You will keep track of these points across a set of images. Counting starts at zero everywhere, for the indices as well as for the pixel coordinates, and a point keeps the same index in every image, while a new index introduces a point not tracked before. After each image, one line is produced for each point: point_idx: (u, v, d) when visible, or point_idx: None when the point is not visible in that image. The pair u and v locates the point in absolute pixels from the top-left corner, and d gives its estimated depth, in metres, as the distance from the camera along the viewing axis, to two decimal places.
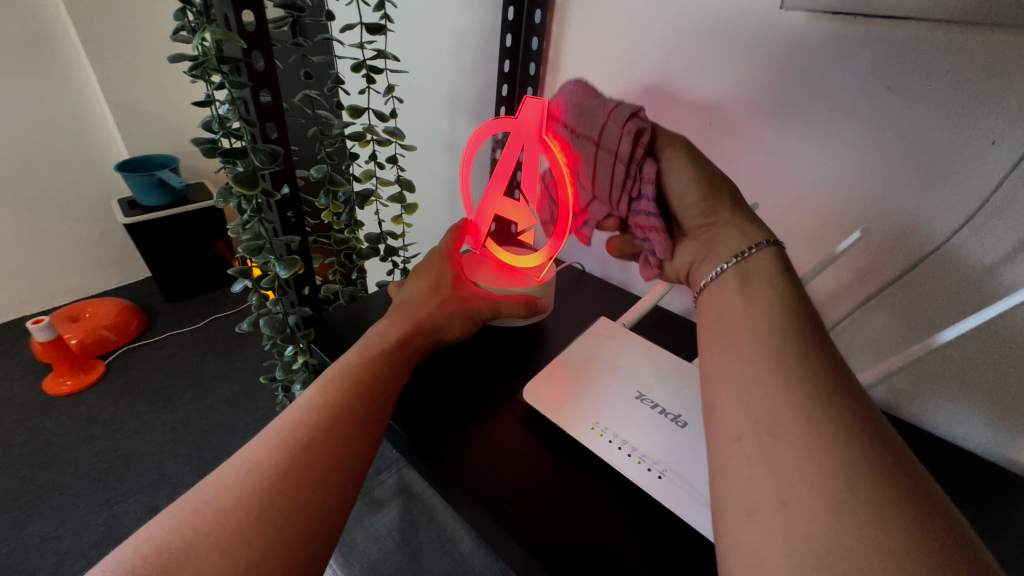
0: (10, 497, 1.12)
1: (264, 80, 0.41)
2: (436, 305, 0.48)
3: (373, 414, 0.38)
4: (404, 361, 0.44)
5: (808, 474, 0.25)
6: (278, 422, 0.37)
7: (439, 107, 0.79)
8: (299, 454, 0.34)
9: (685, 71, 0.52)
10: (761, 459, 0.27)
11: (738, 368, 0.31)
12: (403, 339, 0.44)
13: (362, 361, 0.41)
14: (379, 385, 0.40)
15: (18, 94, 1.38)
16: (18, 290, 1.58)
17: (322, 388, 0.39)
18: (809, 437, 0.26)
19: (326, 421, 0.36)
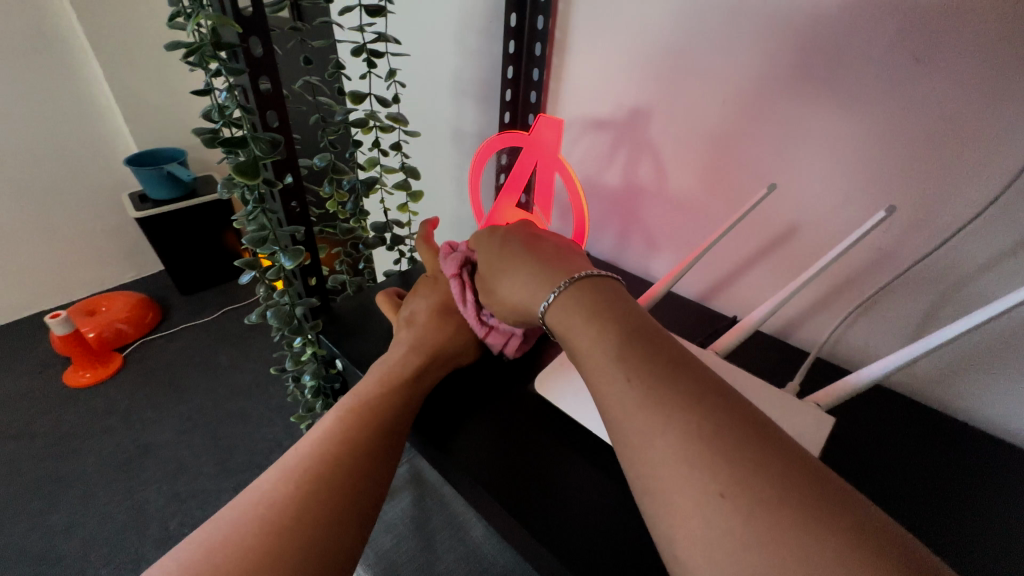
0: (34, 486, 1.15)
1: (262, 67, 0.40)
2: (453, 329, 0.47)
3: (389, 443, 0.38)
4: (421, 393, 0.43)
5: (713, 491, 0.23)
6: (294, 455, 0.36)
7: (443, 91, 0.78)
8: (318, 488, 0.33)
9: (698, 44, 0.50)
10: (684, 485, 0.23)
11: (614, 403, 0.28)
12: (419, 369, 0.44)
13: (380, 391, 0.41)
14: (397, 418, 0.40)
15: (26, 89, 1.38)
16: (36, 284, 1.61)
17: (340, 418, 0.38)
18: (710, 452, 0.24)
19: (343, 455, 0.36)
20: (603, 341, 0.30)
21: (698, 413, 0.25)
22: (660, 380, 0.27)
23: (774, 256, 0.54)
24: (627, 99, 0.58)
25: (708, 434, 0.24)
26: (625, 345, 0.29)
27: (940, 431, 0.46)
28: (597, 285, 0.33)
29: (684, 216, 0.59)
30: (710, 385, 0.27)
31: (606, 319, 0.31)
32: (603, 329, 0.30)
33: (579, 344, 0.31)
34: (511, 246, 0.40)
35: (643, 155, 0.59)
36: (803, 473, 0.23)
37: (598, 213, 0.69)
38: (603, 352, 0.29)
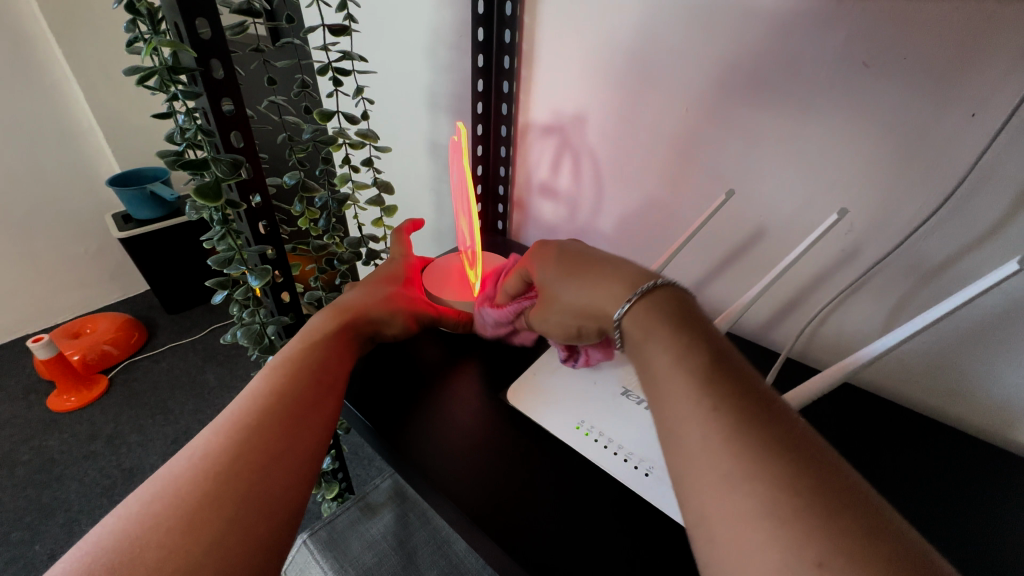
0: (16, 515, 1.13)
1: (224, 88, 0.40)
2: (381, 298, 0.49)
3: (321, 392, 0.39)
4: (348, 347, 0.44)
5: (777, 469, 0.24)
6: (225, 412, 0.36)
7: (418, 106, 0.79)
8: (252, 437, 0.34)
9: (660, 52, 0.51)
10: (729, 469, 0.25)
11: (678, 404, 0.29)
12: (345, 328, 0.45)
13: (302, 345, 0.41)
14: (325, 371, 0.40)
15: (5, 114, 1.38)
16: (19, 309, 1.59)
17: (267, 376, 0.38)
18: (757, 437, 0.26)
19: (266, 407, 0.36)
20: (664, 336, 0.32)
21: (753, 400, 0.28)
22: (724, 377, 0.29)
23: (742, 261, 0.55)
24: (593, 105, 0.58)
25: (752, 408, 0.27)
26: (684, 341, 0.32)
27: (909, 429, 0.47)
28: (675, 300, 0.35)
29: (664, 206, 0.58)
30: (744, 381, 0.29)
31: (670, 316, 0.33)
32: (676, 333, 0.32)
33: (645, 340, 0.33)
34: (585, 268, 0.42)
35: (608, 163, 0.61)
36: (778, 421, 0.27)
37: (565, 218, 0.70)
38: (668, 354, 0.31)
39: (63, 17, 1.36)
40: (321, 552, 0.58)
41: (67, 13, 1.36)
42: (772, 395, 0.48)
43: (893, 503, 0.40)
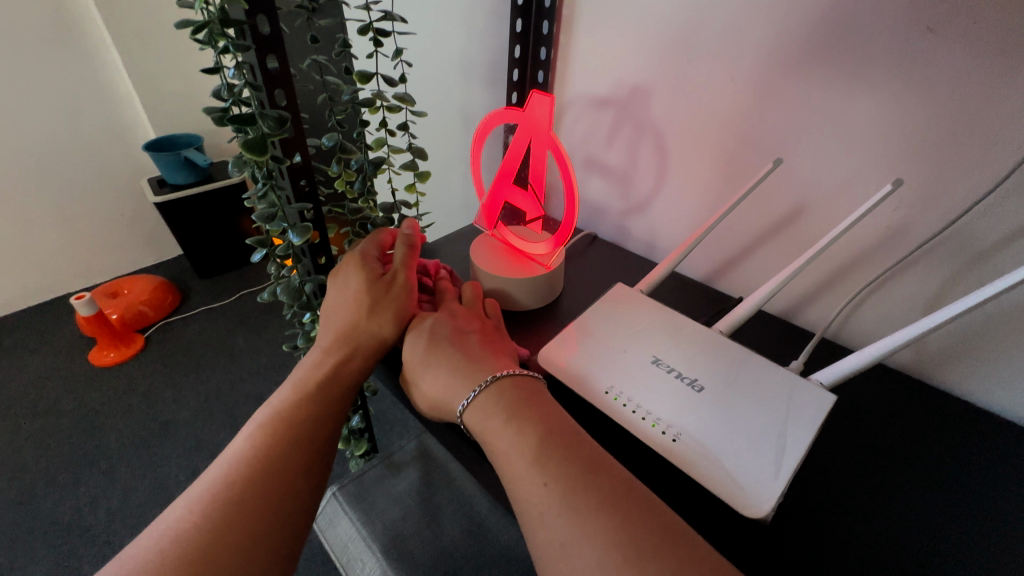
0: (62, 460, 1.21)
1: (270, 45, 0.40)
2: (365, 318, 0.46)
3: (301, 457, 0.40)
4: (339, 392, 0.44)
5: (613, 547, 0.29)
6: (207, 476, 0.39)
7: (451, 73, 0.78)
8: (228, 511, 0.36)
9: (707, 17, 0.49)
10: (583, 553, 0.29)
11: (532, 497, 0.32)
12: (337, 370, 0.44)
13: (293, 401, 0.42)
14: (310, 429, 0.41)
15: (49, 76, 1.42)
16: (61, 268, 1.66)
17: (250, 439, 0.40)
18: (601, 508, 0.31)
19: (259, 469, 0.38)
20: (501, 422, 0.36)
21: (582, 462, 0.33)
22: (555, 457, 0.33)
23: (781, 237, 0.54)
24: (639, 72, 0.56)
25: (580, 478, 0.32)
26: (533, 431, 0.35)
27: (945, 416, 0.46)
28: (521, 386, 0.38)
29: (712, 182, 0.56)
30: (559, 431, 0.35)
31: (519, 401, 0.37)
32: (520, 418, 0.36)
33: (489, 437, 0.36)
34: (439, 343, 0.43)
35: (660, 137, 0.58)
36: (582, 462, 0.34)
37: (608, 192, 0.68)
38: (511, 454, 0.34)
39: None
40: (349, 504, 0.61)
41: None
42: (804, 372, 0.47)
43: (921, 483, 0.40)
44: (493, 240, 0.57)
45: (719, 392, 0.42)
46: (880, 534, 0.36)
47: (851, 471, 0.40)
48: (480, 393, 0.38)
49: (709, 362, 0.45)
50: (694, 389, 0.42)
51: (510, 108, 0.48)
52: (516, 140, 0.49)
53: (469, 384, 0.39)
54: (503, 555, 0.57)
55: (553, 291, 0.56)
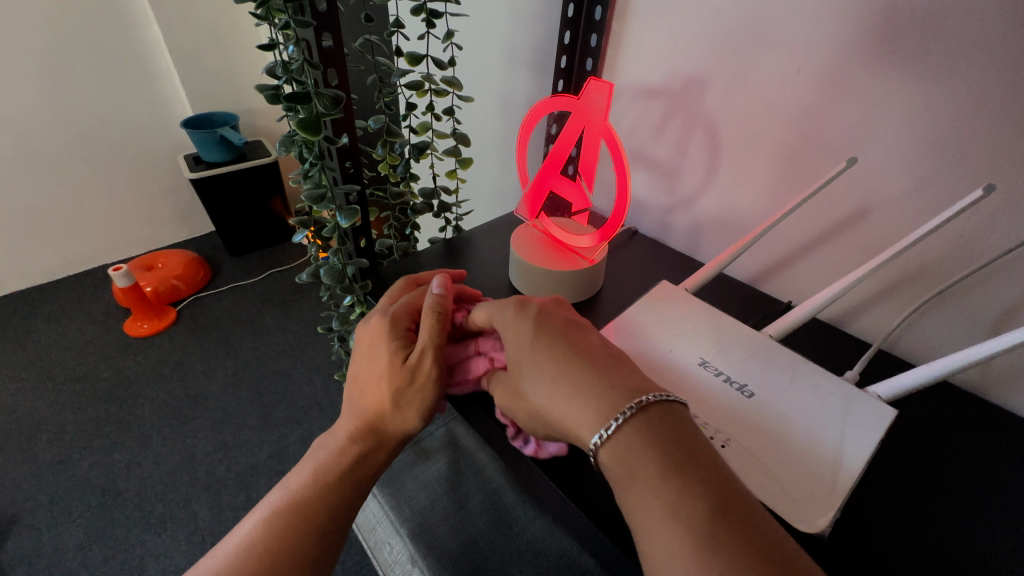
0: (98, 424, 1.25)
1: (326, 23, 0.40)
2: (392, 406, 0.42)
3: (312, 549, 0.40)
4: (360, 480, 0.43)
5: (706, 518, 0.28)
6: (219, 552, 0.39)
7: (495, 57, 0.76)
8: None
9: (774, 7, 0.47)
10: (676, 521, 0.28)
11: (630, 467, 0.31)
12: (358, 458, 0.42)
13: (311, 485, 0.41)
14: (326, 521, 0.40)
15: (94, 51, 1.45)
16: (100, 239, 1.71)
17: (261, 523, 0.40)
18: (698, 481, 0.29)
19: (266, 564, 0.38)
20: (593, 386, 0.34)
21: (683, 438, 0.31)
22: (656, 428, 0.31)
23: (839, 241, 0.51)
24: (697, 64, 0.54)
25: (682, 453, 0.30)
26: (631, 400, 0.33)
27: (1012, 440, 0.43)
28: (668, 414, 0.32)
29: (771, 182, 0.54)
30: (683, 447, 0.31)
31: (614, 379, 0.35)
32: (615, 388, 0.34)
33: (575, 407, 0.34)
34: (544, 341, 0.38)
35: (716, 133, 0.56)
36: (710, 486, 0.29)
37: (654, 187, 0.66)
38: (592, 412, 0.33)
39: None
40: (379, 487, 0.61)
41: None
42: (860, 384, 0.45)
43: (986, 509, 0.38)
44: (534, 231, 0.56)
45: (771, 400, 0.40)
46: (942, 560, 0.34)
47: (911, 492, 0.38)
48: (623, 422, 0.32)
49: (761, 368, 0.43)
50: (744, 394, 0.41)
51: (563, 95, 0.47)
52: (569, 129, 0.47)
53: (585, 410, 0.34)
54: (529, 548, 0.57)
55: (595, 286, 0.55)
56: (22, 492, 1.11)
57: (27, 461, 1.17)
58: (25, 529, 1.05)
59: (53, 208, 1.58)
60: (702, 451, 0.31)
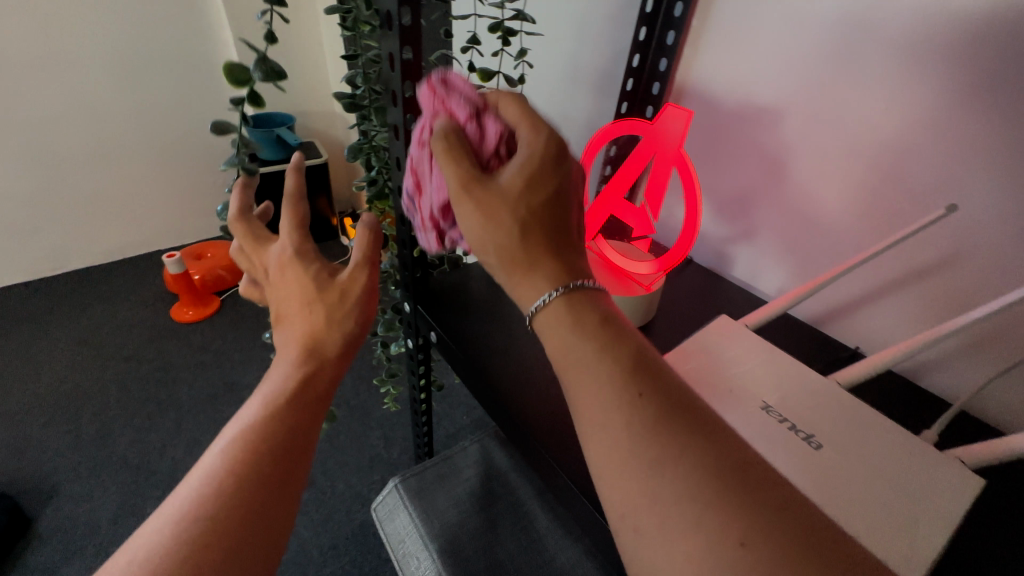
0: (138, 404, 1.30)
1: (409, 37, 0.40)
2: (323, 319, 0.43)
3: (283, 467, 0.36)
4: (316, 398, 0.41)
5: (684, 494, 0.25)
6: (177, 494, 0.34)
7: (558, 75, 0.76)
8: (200, 535, 0.31)
9: (867, 44, 0.45)
10: (651, 496, 0.25)
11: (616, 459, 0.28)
12: (307, 377, 0.41)
13: (265, 414, 0.38)
14: (290, 438, 0.38)
15: (169, 49, 1.53)
16: (157, 225, 1.80)
17: (223, 451, 0.36)
18: (683, 454, 0.26)
19: (241, 488, 0.34)
20: (569, 328, 0.31)
21: (667, 405, 0.28)
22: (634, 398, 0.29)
23: (917, 290, 0.48)
24: (775, 96, 0.53)
25: (669, 420, 0.27)
26: (608, 356, 0.29)
27: None
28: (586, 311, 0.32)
29: (847, 223, 0.51)
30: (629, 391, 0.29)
31: (593, 319, 0.31)
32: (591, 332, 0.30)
33: (554, 346, 0.31)
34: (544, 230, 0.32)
35: (790, 166, 0.54)
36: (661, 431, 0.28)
37: (714, 216, 0.64)
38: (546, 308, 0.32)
39: None
40: (410, 498, 0.61)
41: None
42: (937, 445, 0.42)
43: None
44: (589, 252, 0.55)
45: (842, 454, 0.37)
46: None
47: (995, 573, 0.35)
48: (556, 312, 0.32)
49: (828, 418, 0.40)
50: (812, 445, 0.38)
51: (636, 118, 0.47)
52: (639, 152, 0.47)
53: (552, 266, 0.32)
54: None
55: (648, 315, 0.53)
56: (63, 463, 1.16)
57: (71, 433, 1.22)
58: (62, 499, 1.09)
59: (117, 192, 1.67)
60: (692, 421, 0.27)
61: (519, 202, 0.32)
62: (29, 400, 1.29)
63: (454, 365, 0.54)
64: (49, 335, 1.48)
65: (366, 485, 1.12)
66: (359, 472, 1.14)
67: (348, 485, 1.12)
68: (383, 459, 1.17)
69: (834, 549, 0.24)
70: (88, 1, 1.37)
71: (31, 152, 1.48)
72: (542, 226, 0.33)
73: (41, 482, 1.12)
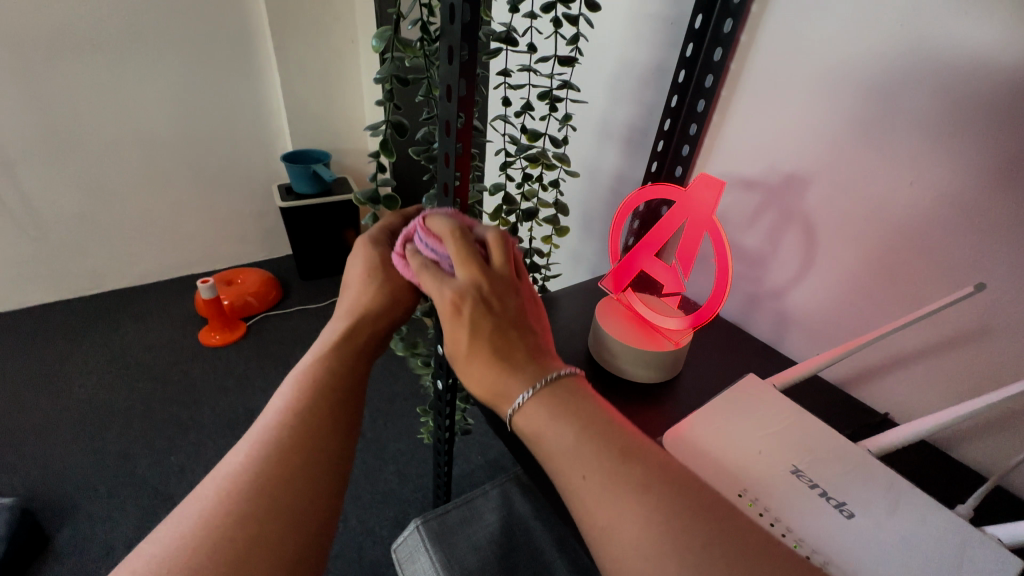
0: (161, 425, 1.32)
1: (464, 104, 0.44)
2: (374, 289, 0.49)
3: (333, 405, 0.41)
4: (358, 353, 0.46)
5: (658, 524, 0.29)
6: (251, 430, 0.40)
7: (591, 132, 0.81)
8: (269, 464, 0.37)
9: (888, 127, 0.48)
10: (635, 528, 0.29)
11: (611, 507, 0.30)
12: (351, 333, 0.46)
13: (317, 360, 0.44)
14: (337, 382, 0.43)
15: (220, 89, 1.65)
16: (192, 250, 1.87)
17: (287, 390, 0.42)
18: (650, 488, 0.30)
19: (304, 423, 0.40)
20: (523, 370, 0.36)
21: (623, 441, 0.33)
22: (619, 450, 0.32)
23: (945, 357, 0.49)
24: (799, 168, 0.56)
25: (631, 456, 0.32)
26: (572, 418, 0.34)
27: None
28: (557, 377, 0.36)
29: (874, 290, 0.52)
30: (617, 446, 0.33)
31: (555, 386, 0.35)
32: (553, 399, 0.35)
33: (534, 425, 0.35)
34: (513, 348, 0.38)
35: (815, 233, 0.56)
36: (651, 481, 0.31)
37: (740, 274, 0.66)
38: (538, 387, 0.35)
39: (279, 16, 1.57)
40: (431, 541, 0.60)
41: (282, 14, 1.57)
42: (973, 521, 0.41)
43: None
44: (619, 305, 0.57)
45: (875, 525, 0.37)
46: None
47: None
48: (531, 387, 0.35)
49: (858, 486, 0.40)
50: (844, 514, 0.38)
51: (670, 185, 0.50)
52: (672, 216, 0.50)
53: (520, 386, 0.35)
54: None
55: (675, 369, 0.54)
56: (85, 480, 1.18)
57: (95, 450, 1.24)
58: (81, 518, 1.10)
59: (159, 218, 1.75)
60: (645, 453, 0.32)
61: (465, 334, 0.38)
62: (58, 416, 1.33)
63: (484, 409, 0.55)
64: (82, 352, 1.53)
65: (378, 522, 1.11)
66: (372, 508, 1.14)
67: (360, 520, 1.11)
68: (396, 496, 1.16)
69: (748, 530, 0.29)
70: (153, 46, 1.49)
71: (86, 178, 1.58)
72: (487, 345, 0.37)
73: (62, 498, 1.14)
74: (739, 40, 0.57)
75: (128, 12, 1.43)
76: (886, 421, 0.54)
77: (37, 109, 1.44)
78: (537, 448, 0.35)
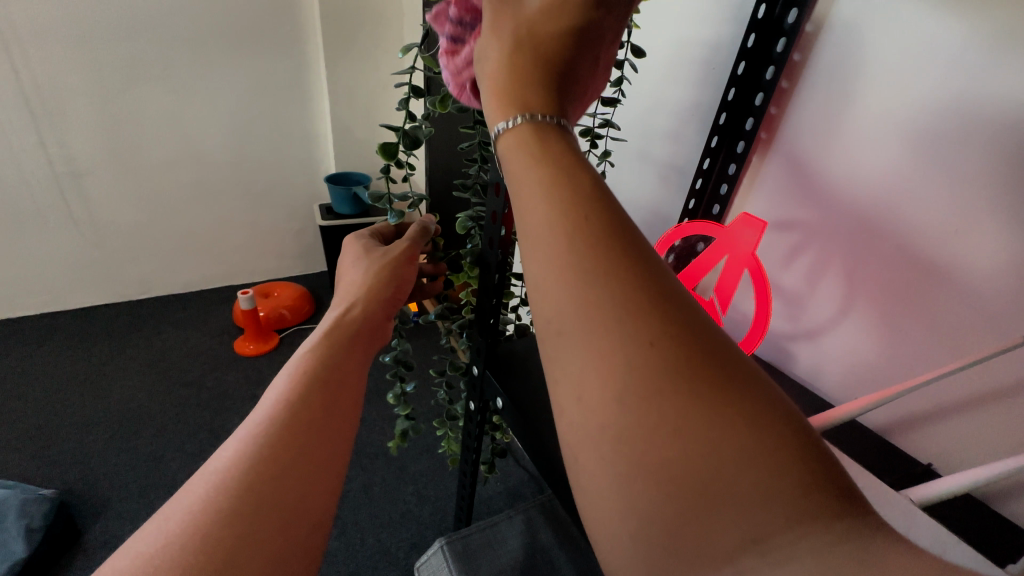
0: (193, 430, 1.36)
1: None
2: (370, 276, 0.53)
3: (326, 394, 0.44)
4: (355, 338, 0.50)
5: (666, 406, 0.23)
6: (247, 422, 0.42)
7: (628, 166, 0.85)
8: (261, 455, 0.39)
9: (931, 174, 0.48)
10: (614, 421, 0.24)
11: (600, 411, 0.24)
12: (345, 321, 0.50)
13: (313, 348, 0.47)
14: (331, 369, 0.46)
15: (273, 113, 1.75)
16: (234, 262, 1.96)
17: (285, 381, 0.45)
18: (666, 395, 0.23)
19: (295, 410, 0.42)
20: (537, 207, 0.28)
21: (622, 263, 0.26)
22: (634, 341, 0.24)
23: (993, 410, 0.47)
24: (840, 210, 0.56)
25: (643, 313, 0.24)
26: (589, 283, 0.25)
27: None
28: (568, 165, 0.29)
29: (920, 339, 0.52)
30: (648, 339, 0.24)
31: (567, 192, 0.27)
32: (561, 207, 0.27)
33: (524, 203, 0.29)
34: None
35: (858, 274, 0.56)
36: (690, 413, 0.22)
37: (778, 314, 0.66)
38: (549, 231, 0.27)
39: (333, 48, 1.67)
40: (454, 563, 0.61)
41: (337, 46, 1.68)
42: None
43: None
44: None
45: None
46: None
47: None
48: (525, 148, 0.29)
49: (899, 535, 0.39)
50: None
51: (710, 221, 0.51)
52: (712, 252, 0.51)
53: (513, 112, 0.31)
54: None
55: None
56: (117, 479, 1.22)
57: (130, 450, 1.29)
58: (111, 515, 1.14)
59: (206, 230, 1.85)
60: (679, 358, 0.24)
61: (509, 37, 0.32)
62: (99, 414, 1.39)
63: (515, 429, 0.56)
64: (125, 354, 1.61)
65: (394, 542, 1.11)
66: (390, 528, 1.14)
67: (377, 539, 1.11)
68: (413, 517, 1.16)
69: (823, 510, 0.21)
70: (216, 73, 1.61)
71: (146, 190, 1.69)
72: (536, 59, 0.32)
73: (95, 495, 1.18)
74: (780, 88, 0.60)
75: (196, 40, 1.55)
76: (929, 472, 0.52)
77: (108, 125, 1.56)
78: (526, 268, 0.28)
